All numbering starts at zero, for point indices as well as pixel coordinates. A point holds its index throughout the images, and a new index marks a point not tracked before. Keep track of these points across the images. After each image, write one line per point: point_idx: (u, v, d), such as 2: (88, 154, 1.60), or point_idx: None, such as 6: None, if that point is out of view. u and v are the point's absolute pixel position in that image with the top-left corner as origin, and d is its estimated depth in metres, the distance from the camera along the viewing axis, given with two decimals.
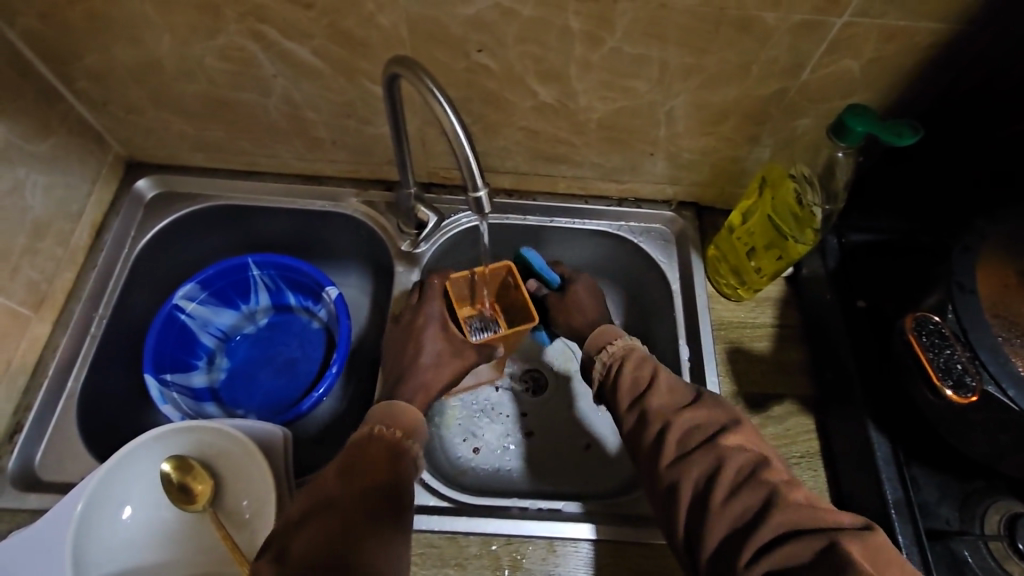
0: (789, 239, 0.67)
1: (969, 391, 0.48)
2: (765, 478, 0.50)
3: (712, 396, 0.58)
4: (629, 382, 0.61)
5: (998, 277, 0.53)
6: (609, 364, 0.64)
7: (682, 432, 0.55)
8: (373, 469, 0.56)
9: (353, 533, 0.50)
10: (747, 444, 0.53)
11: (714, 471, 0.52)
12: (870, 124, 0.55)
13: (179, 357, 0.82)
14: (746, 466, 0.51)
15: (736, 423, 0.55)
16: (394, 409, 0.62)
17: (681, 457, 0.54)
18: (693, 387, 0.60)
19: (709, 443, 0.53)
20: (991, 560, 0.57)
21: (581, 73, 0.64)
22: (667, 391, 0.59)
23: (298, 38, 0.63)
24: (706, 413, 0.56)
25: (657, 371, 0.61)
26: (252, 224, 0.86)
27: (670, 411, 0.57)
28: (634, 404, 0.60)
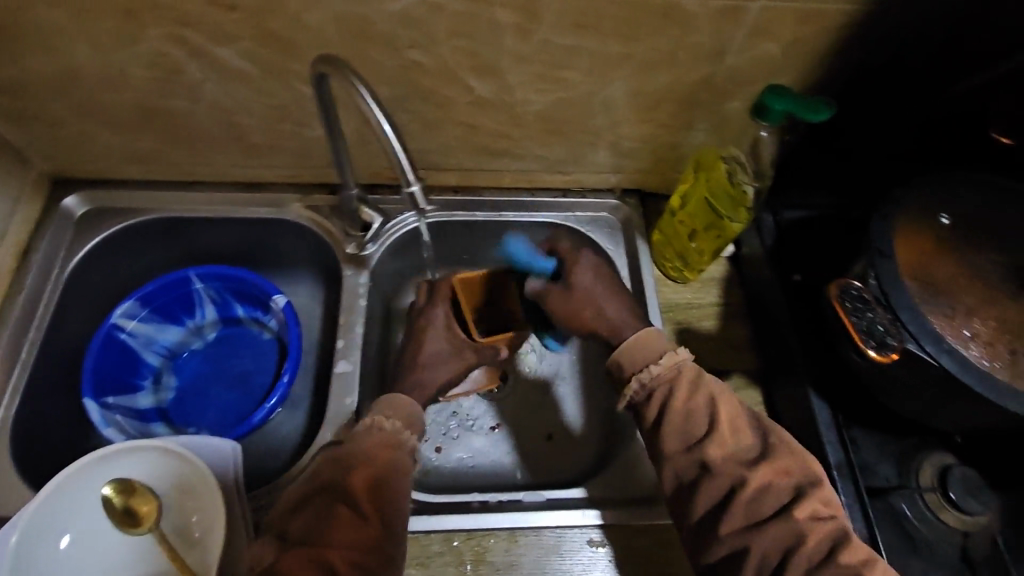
0: (722, 218, 0.71)
1: (890, 350, 0.52)
2: (846, 560, 0.49)
3: (782, 450, 0.55)
4: (683, 421, 0.56)
5: (914, 242, 0.56)
6: (649, 388, 0.60)
7: (756, 491, 0.52)
8: (375, 459, 0.55)
9: (354, 523, 0.51)
10: (822, 511, 0.51)
11: (792, 547, 0.50)
12: (788, 103, 0.58)
13: (121, 378, 0.79)
14: (825, 541, 0.50)
15: (811, 487, 0.53)
16: (394, 400, 0.61)
17: (753, 526, 0.51)
18: (760, 439, 0.55)
19: (789, 514, 0.51)
20: (927, 511, 0.60)
21: (515, 66, 0.64)
22: (732, 439, 0.55)
23: (222, 41, 0.61)
24: (779, 475, 0.53)
25: (715, 410, 0.56)
26: (191, 237, 0.83)
27: (740, 465, 0.53)
28: (691, 449, 0.55)
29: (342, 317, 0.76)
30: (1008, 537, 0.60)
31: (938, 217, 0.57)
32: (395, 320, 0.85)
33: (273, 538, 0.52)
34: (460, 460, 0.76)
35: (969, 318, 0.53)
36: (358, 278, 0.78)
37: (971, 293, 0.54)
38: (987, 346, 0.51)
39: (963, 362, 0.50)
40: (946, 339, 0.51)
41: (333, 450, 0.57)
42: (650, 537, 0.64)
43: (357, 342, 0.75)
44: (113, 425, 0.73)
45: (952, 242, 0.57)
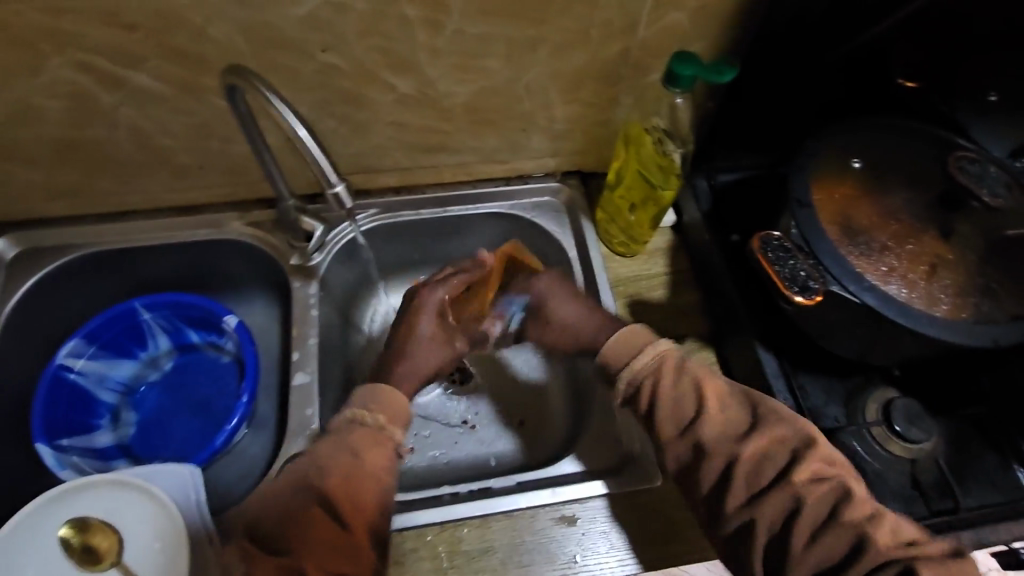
0: (657, 189, 0.73)
1: (814, 293, 0.53)
2: (848, 518, 0.49)
3: (774, 413, 0.55)
4: (671, 408, 0.57)
5: (828, 190, 0.59)
6: (636, 383, 0.58)
7: (753, 465, 0.52)
8: (357, 459, 0.55)
9: (332, 527, 0.51)
10: (823, 471, 0.51)
11: (793, 512, 0.50)
12: (696, 67, 0.61)
13: (76, 419, 0.77)
14: (826, 502, 0.50)
15: (807, 447, 0.52)
16: (376, 392, 0.60)
17: (756, 496, 0.51)
18: (750, 408, 0.56)
19: (788, 478, 0.51)
20: (877, 446, 0.63)
21: (432, 59, 0.64)
22: (722, 416, 0.55)
23: (130, 63, 0.60)
24: (773, 439, 0.53)
25: (699, 390, 0.57)
26: (131, 268, 0.81)
27: (731, 442, 0.54)
28: (685, 433, 0.56)
29: (294, 329, 0.75)
30: (951, 458, 0.63)
31: (851, 162, 0.60)
32: (353, 327, 0.85)
33: (241, 538, 0.51)
34: (433, 458, 0.77)
35: (886, 255, 0.56)
36: (307, 289, 0.77)
37: (887, 231, 0.57)
38: (905, 279, 0.55)
39: (883, 296, 0.53)
40: (866, 277, 0.54)
41: (315, 447, 0.56)
42: (620, 507, 0.65)
43: (313, 353, 0.74)
44: (69, 466, 0.72)
45: (864, 184, 0.60)
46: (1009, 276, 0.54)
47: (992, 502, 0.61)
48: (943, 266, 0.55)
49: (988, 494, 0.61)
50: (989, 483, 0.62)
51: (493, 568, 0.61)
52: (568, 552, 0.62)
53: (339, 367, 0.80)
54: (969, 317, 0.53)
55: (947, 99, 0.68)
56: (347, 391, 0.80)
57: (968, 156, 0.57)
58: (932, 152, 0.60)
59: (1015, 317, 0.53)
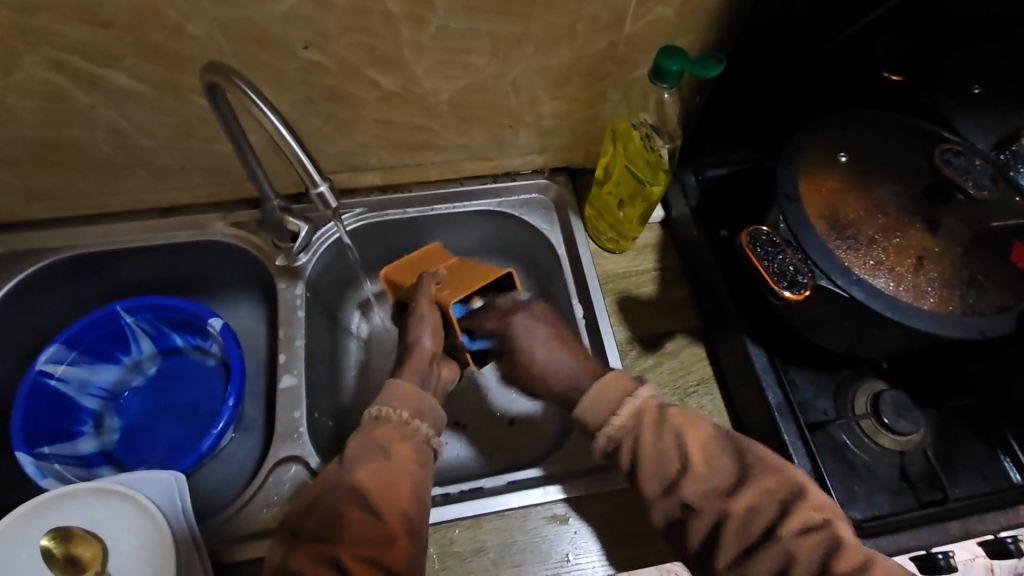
0: (645, 184, 0.72)
1: (802, 288, 0.52)
2: (843, 567, 0.46)
3: (759, 463, 0.52)
4: (655, 461, 0.55)
5: (816, 184, 0.59)
6: (615, 439, 0.57)
7: (741, 521, 0.50)
8: (385, 453, 0.55)
9: (367, 522, 0.50)
10: (813, 524, 0.49)
11: (785, 571, 0.48)
12: (682, 62, 0.61)
13: (58, 426, 0.75)
14: (819, 555, 0.47)
15: (796, 497, 0.50)
16: (396, 391, 0.60)
17: (746, 555, 0.50)
18: (736, 457, 0.53)
19: (777, 535, 0.49)
20: (864, 438, 0.64)
21: (417, 55, 0.63)
22: (706, 471, 0.53)
23: (106, 62, 0.59)
24: (761, 492, 0.51)
25: (683, 446, 0.54)
26: (112, 271, 0.80)
27: (719, 500, 0.51)
28: (670, 491, 0.54)
29: (280, 329, 0.74)
30: (939, 450, 0.64)
31: (838, 156, 0.60)
32: (341, 328, 0.84)
33: (283, 542, 0.51)
34: None
35: (874, 248, 0.56)
36: (294, 290, 0.76)
37: (875, 224, 0.57)
38: (892, 272, 0.55)
39: (871, 289, 0.53)
40: (854, 271, 0.54)
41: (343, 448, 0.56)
42: (612, 505, 0.64)
43: (300, 355, 0.73)
44: (52, 475, 0.69)
45: (851, 177, 0.60)
46: (995, 267, 0.55)
47: (980, 492, 0.61)
48: (929, 259, 0.55)
49: (976, 484, 0.62)
50: (976, 473, 0.63)
51: (485, 569, 0.61)
52: (561, 551, 0.62)
53: (328, 368, 0.79)
54: (956, 309, 0.53)
55: (932, 92, 0.67)
56: (336, 393, 0.79)
57: (953, 149, 0.58)
58: (917, 144, 0.60)
59: (1000, 307, 0.53)
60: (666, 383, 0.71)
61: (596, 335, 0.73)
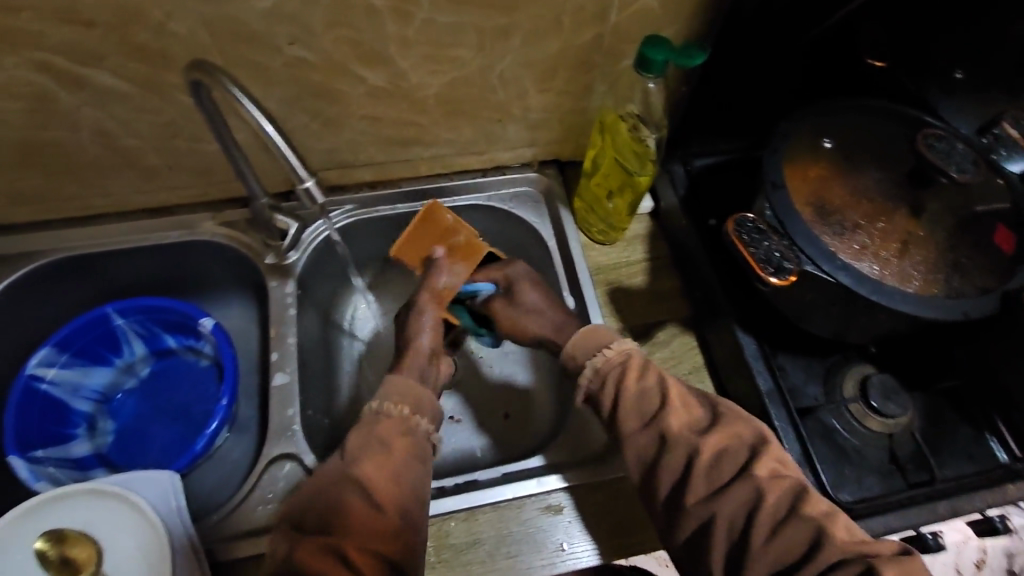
0: (633, 175, 0.72)
1: (788, 274, 0.53)
2: (808, 513, 0.49)
3: (732, 415, 0.56)
4: (636, 400, 0.58)
5: (801, 170, 0.59)
6: (602, 374, 0.61)
7: (713, 455, 0.53)
8: (387, 447, 0.56)
9: (370, 513, 0.51)
10: (780, 469, 0.52)
11: (755, 505, 0.50)
12: (666, 52, 0.61)
13: (51, 430, 0.75)
14: (785, 496, 0.50)
15: (763, 446, 0.53)
16: (398, 386, 0.61)
17: (715, 488, 0.51)
18: (710, 404, 0.57)
19: (746, 471, 0.51)
20: (854, 421, 0.65)
21: (403, 50, 0.63)
22: (683, 410, 0.57)
23: (90, 62, 0.58)
24: (732, 433, 0.54)
25: (665, 384, 0.58)
26: (101, 273, 0.79)
27: (692, 434, 0.54)
28: (649, 424, 0.57)
29: (272, 327, 0.74)
30: (927, 431, 0.65)
31: (822, 142, 0.61)
32: (333, 326, 0.84)
33: (285, 531, 0.51)
34: None
35: (859, 233, 0.56)
36: (285, 288, 0.76)
37: (860, 209, 0.58)
38: (877, 256, 0.55)
39: (857, 274, 0.53)
40: (840, 256, 0.54)
41: (344, 442, 0.57)
42: (606, 494, 0.65)
43: (293, 353, 0.73)
44: (46, 478, 0.69)
45: (836, 164, 0.60)
46: (976, 249, 0.55)
47: (967, 472, 0.62)
48: (913, 243, 0.56)
49: (963, 464, 0.63)
50: (964, 454, 0.64)
51: (481, 560, 0.61)
52: (556, 541, 0.62)
53: (322, 365, 0.79)
54: (940, 292, 0.54)
55: (913, 78, 0.68)
56: (329, 390, 0.79)
57: (936, 133, 0.57)
58: (901, 131, 0.61)
59: (983, 289, 0.54)
60: None
61: (587, 325, 0.74)
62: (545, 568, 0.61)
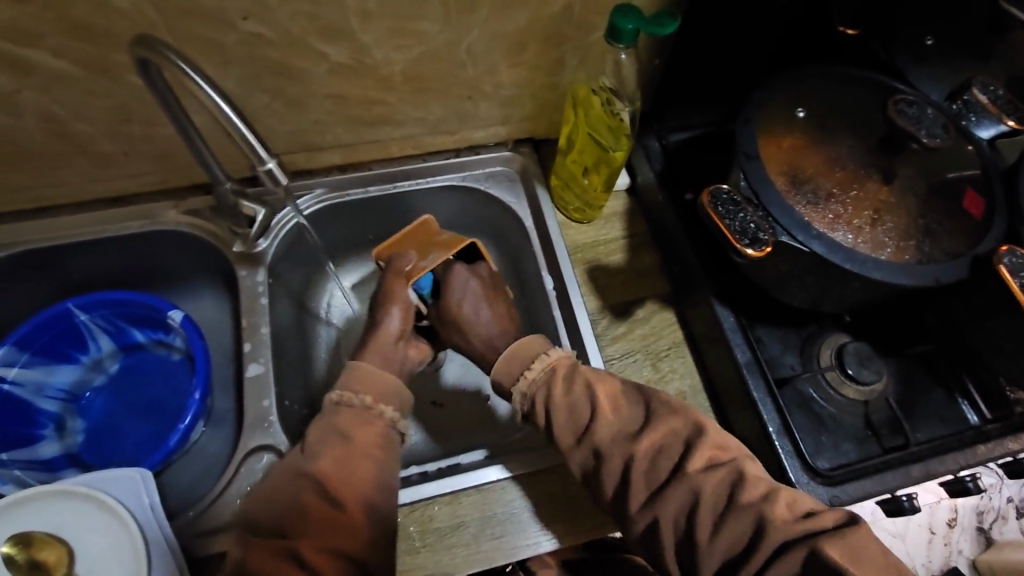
0: (608, 150, 0.72)
1: (764, 245, 0.53)
2: (745, 501, 0.50)
3: (663, 405, 0.56)
4: (566, 416, 0.57)
5: (775, 140, 0.59)
6: (529, 396, 0.59)
7: (649, 460, 0.53)
8: (347, 440, 0.55)
9: (328, 510, 0.51)
10: (716, 458, 0.52)
11: (693, 505, 0.51)
12: (637, 20, 0.60)
13: (15, 431, 0.72)
14: (724, 489, 0.51)
15: (700, 436, 0.54)
16: (364, 372, 0.60)
17: (654, 493, 0.52)
18: (641, 399, 0.57)
19: (682, 472, 0.52)
20: (830, 389, 0.65)
21: (365, 24, 0.61)
22: (616, 418, 0.56)
23: (28, 41, 0.55)
24: (665, 432, 0.54)
25: (593, 393, 0.57)
26: (58, 268, 0.76)
27: (627, 442, 0.54)
28: (582, 439, 0.57)
29: (244, 318, 0.72)
30: (900, 397, 0.66)
31: (796, 111, 0.60)
32: (308, 314, 0.82)
33: (240, 531, 0.52)
34: (400, 440, 0.75)
35: (832, 202, 0.56)
36: (255, 277, 0.74)
37: (833, 178, 0.57)
38: (851, 225, 0.55)
39: (831, 243, 0.53)
40: (814, 226, 0.54)
41: (304, 435, 0.56)
42: None
43: (266, 343, 0.71)
44: (12, 480, 0.66)
45: (809, 133, 0.60)
46: (949, 215, 0.56)
47: (940, 434, 0.64)
48: (886, 211, 0.56)
49: (935, 427, 0.65)
50: (936, 417, 0.65)
51: (466, 542, 0.61)
52: (542, 520, 0.62)
53: (298, 355, 0.77)
54: (912, 259, 0.54)
55: (884, 44, 0.68)
56: (306, 380, 0.77)
57: (908, 99, 0.57)
58: (873, 98, 0.61)
59: (953, 253, 0.54)
60: (638, 348, 0.72)
61: (565, 304, 0.73)
62: (531, 547, 0.61)
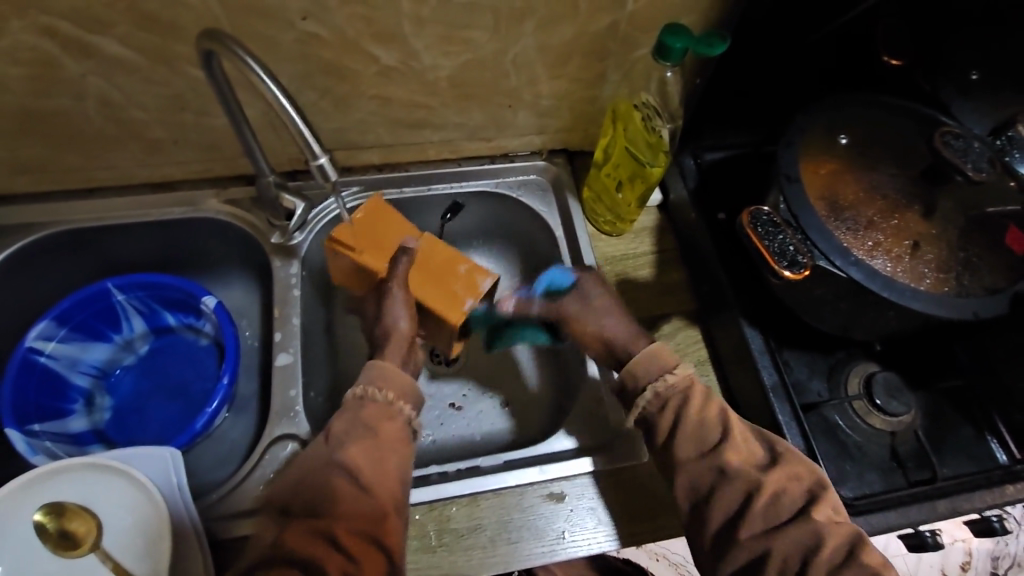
0: (644, 165, 0.71)
1: (802, 268, 0.53)
2: (864, 561, 0.50)
3: (790, 454, 0.57)
4: (695, 432, 0.58)
5: (815, 165, 0.59)
6: (663, 398, 0.60)
7: (772, 496, 0.53)
8: (372, 433, 0.56)
9: (356, 495, 0.53)
10: (836, 516, 0.53)
11: (812, 548, 0.51)
12: (686, 40, 0.61)
13: (48, 404, 0.74)
14: (842, 543, 0.51)
15: (822, 490, 0.54)
16: (381, 370, 0.60)
17: (772, 528, 0.52)
18: (767, 443, 0.58)
19: (805, 516, 0.52)
20: (856, 418, 0.65)
21: (416, 30, 0.62)
22: (743, 446, 0.57)
23: (97, 29, 0.57)
24: (790, 475, 0.55)
25: (726, 419, 0.58)
26: (101, 248, 0.78)
27: (754, 469, 0.55)
28: (705, 457, 0.57)
29: (275, 307, 0.74)
30: (929, 430, 0.65)
31: (837, 138, 0.61)
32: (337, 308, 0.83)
33: (271, 515, 0.52)
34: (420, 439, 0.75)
35: (872, 230, 0.56)
36: (288, 269, 0.76)
37: (874, 206, 0.58)
38: (889, 254, 0.55)
39: (869, 270, 0.53)
40: (853, 252, 0.54)
41: (330, 425, 0.57)
42: (606, 483, 0.65)
43: (296, 333, 0.72)
44: (43, 452, 0.68)
45: (851, 160, 0.60)
46: (990, 249, 0.55)
47: (967, 472, 0.63)
48: (925, 242, 0.56)
49: (963, 464, 0.64)
50: (964, 453, 0.64)
51: (482, 545, 0.61)
52: (557, 529, 0.62)
53: (323, 347, 0.78)
54: (950, 291, 0.54)
55: (929, 75, 0.68)
56: (331, 374, 0.78)
57: (953, 132, 0.56)
58: (916, 129, 0.61)
59: (992, 289, 0.54)
60: None
61: None
62: (545, 555, 0.61)
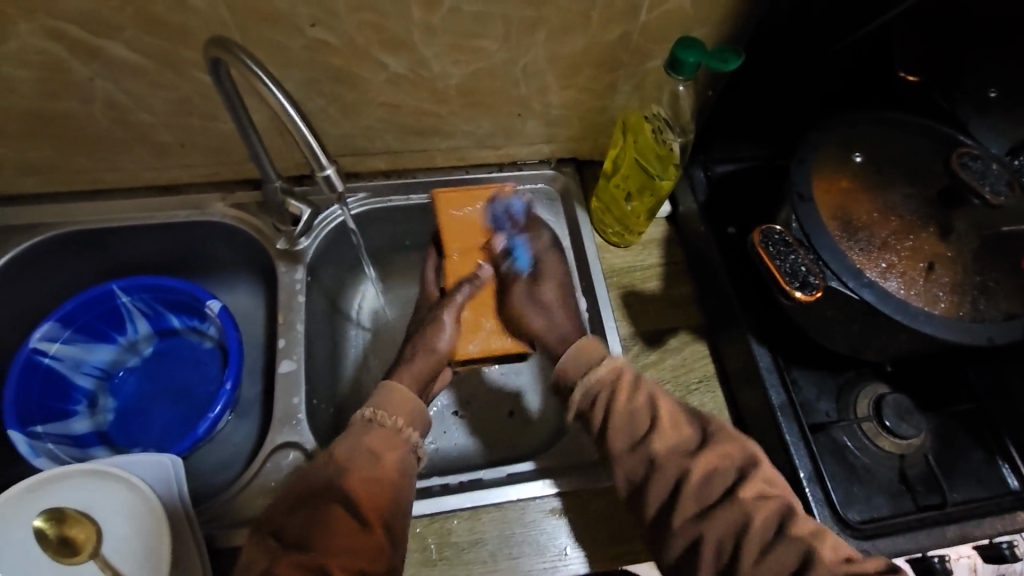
0: (654, 178, 0.71)
1: (814, 289, 0.52)
2: (793, 533, 0.50)
3: (723, 432, 0.57)
4: (625, 421, 0.58)
5: (830, 183, 0.58)
6: (592, 395, 0.61)
7: (702, 477, 0.54)
8: (376, 462, 0.56)
9: (353, 528, 0.52)
10: (767, 489, 0.53)
11: (741, 530, 0.51)
12: (699, 54, 0.60)
13: (51, 405, 0.74)
14: (773, 517, 0.51)
15: (752, 466, 0.54)
16: (394, 396, 0.60)
17: (704, 513, 0.53)
18: (698, 423, 0.58)
19: (733, 495, 0.53)
20: (865, 439, 0.64)
21: (426, 38, 0.62)
22: (673, 432, 0.57)
23: (105, 32, 0.57)
24: (719, 453, 0.55)
25: (654, 406, 0.58)
26: (107, 249, 0.78)
27: (683, 455, 0.55)
28: (636, 448, 0.57)
29: (279, 313, 0.73)
30: (939, 453, 0.64)
31: (852, 156, 0.60)
32: (341, 315, 0.83)
33: (263, 540, 0.52)
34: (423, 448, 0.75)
35: (886, 251, 0.55)
36: (293, 274, 0.75)
37: (888, 227, 0.56)
38: (904, 276, 0.54)
39: (882, 292, 0.52)
40: (866, 273, 0.53)
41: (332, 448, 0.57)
42: (608, 499, 0.64)
43: (299, 340, 0.72)
44: (45, 454, 0.68)
45: (866, 179, 0.59)
46: (1008, 274, 0.54)
47: (978, 497, 0.62)
48: (941, 264, 0.55)
49: (974, 489, 0.63)
50: (974, 478, 0.63)
51: (482, 560, 0.61)
52: (559, 544, 0.62)
53: (327, 353, 0.78)
54: (965, 315, 0.53)
55: (946, 92, 0.66)
56: (334, 380, 0.78)
57: (971, 152, 0.55)
58: (932, 149, 0.60)
59: (1009, 314, 0.53)
60: (667, 378, 0.71)
61: (598, 328, 0.73)
62: (547, 571, 0.61)
